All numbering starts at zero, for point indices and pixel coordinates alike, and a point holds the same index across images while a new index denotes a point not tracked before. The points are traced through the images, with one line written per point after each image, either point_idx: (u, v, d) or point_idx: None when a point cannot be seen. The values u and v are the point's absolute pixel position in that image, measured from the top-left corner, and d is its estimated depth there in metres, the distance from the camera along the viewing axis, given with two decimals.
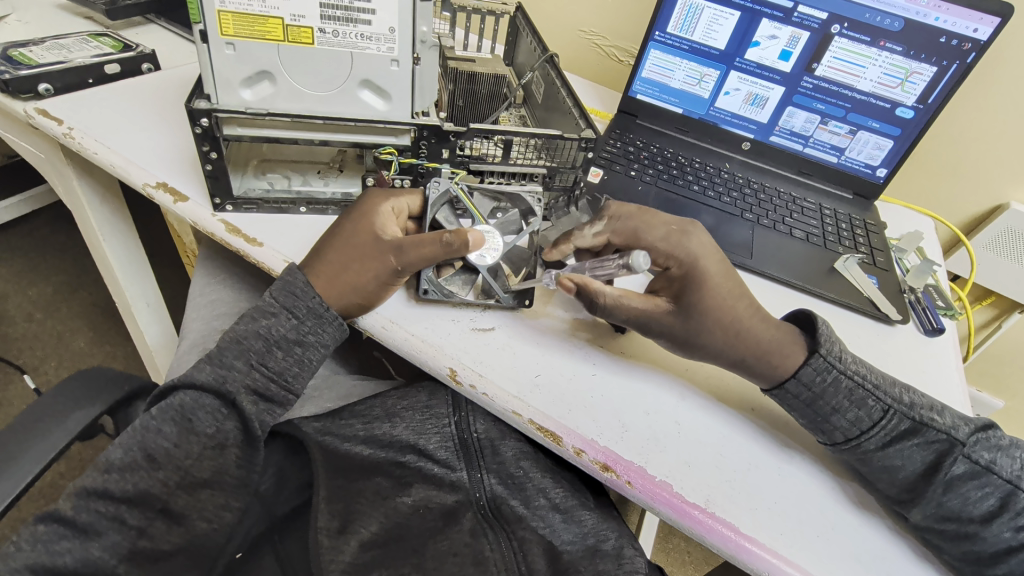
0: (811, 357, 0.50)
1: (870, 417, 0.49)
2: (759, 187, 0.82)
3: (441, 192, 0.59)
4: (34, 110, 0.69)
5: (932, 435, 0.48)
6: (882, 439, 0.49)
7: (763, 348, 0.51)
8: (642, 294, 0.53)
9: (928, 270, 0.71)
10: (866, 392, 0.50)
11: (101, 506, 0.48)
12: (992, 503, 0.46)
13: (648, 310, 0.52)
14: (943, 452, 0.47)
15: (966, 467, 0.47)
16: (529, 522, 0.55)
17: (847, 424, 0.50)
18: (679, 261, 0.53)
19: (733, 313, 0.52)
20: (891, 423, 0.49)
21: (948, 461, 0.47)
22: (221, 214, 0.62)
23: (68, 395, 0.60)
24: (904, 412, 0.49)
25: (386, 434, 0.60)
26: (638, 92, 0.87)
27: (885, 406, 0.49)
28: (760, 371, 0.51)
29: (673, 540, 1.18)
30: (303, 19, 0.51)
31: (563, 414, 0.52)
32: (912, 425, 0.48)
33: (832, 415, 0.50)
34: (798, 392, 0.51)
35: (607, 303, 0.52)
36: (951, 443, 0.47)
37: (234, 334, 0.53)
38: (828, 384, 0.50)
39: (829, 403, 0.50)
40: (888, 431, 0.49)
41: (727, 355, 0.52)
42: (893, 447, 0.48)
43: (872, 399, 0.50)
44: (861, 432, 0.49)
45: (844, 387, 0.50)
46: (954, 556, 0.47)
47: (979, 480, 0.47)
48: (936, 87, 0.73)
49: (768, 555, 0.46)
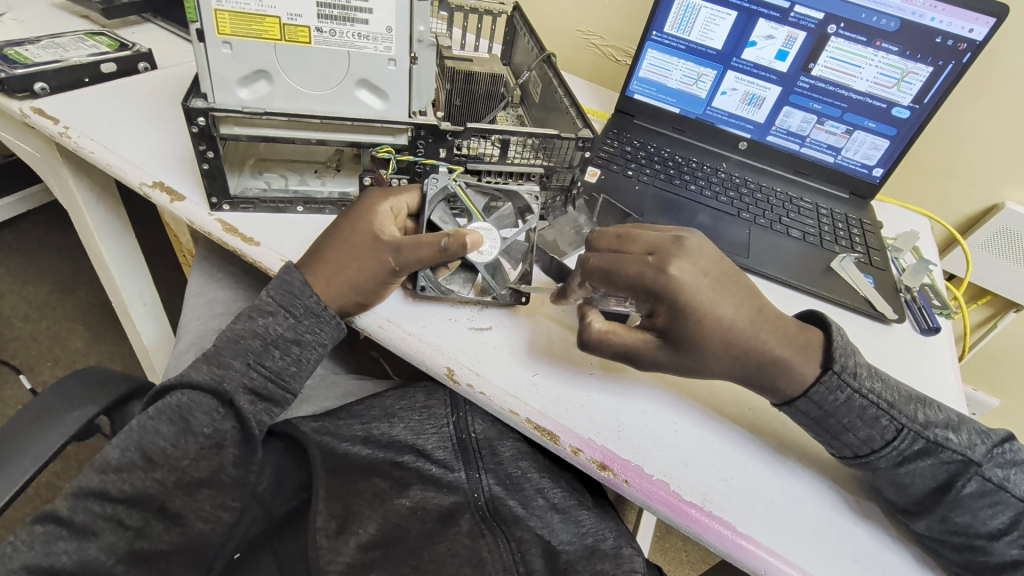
0: (824, 374, 0.50)
1: (883, 437, 0.49)
2: (756, 187, 0.82)
3: (439, 188, 0.58)
4: (29, 109, 0.69)
5: (947, 456, 0.47)
6: (894, 459, 0.49)
7: (771, 358, 0.50)
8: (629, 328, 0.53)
9: (923, 270, 0.73)
10: (880, 412, 0.49)
11: (97, 506, 0.48)
12: (1002, 521, 0.46)
13: (635, 348, 0.52)
14: (956, 472, 0.47)
15: (978, 485, 0.46)
16: (526, 523, 0.56)
17: (859, 441, 0.50)
18: (655, 293, 0.50)
19: (734, 322, 0.50)
20: (904, 443, 0.48)
21: (960, 480, 0.47)
22: (218, 214, 0.62)
23: (64, 396, 0.60)
24: (918, 432, 0.48)
25: (385, 435, 0.60)
26: (635, 92, 0.87)
27: (898, 426, 0.49)
28: (773, 387, 0.51)
29: (671, 539, 1.18)
30: (300, 18, 0.51)
31: (559, 413, 0.52)
32: (925, 445, 0.48)
33: (842, 433, 0.50)
34: (808, 410, 0.51)
35: (593, 338, 0.53)
36: (966, 463, 0.47)
37: (232, 334, 0.53)
38: (841, 403, 0.49)
39: (840, 421, 0.50)
40: (900, 451, 0.48)
41: (727, 368, 0.51)
42: (904, 468, 0.48)
43: (886, 419, 0.49)
44: (872, 450, 0.49)
45: (858, 406, 0.49)
46: (955, 562, 0.47)
47: (990, 498, 0.46)
48: (932, 88, 0.73)
49: (765, 555, 0.46)
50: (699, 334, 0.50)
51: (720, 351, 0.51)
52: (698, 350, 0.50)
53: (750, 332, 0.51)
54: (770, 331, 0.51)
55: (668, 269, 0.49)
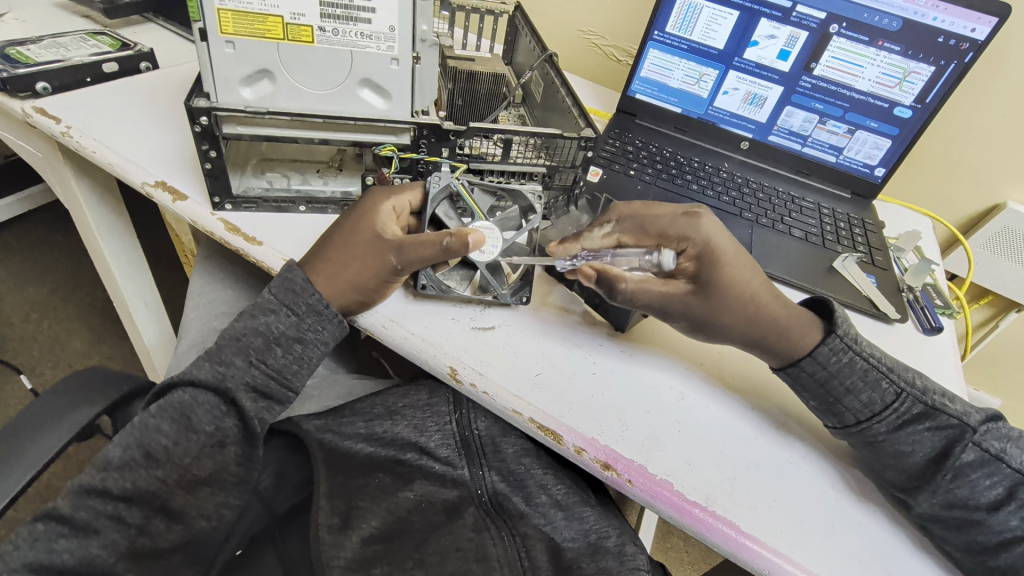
0: (828, 337, 0.51)
1: (883, 400, 0.50)
2: (758, 187, 0.82)
3: (442, 186, 0.58)
4: (32, 109, 0.69)
5: (944, 421, 0.48)
6: (895, 422, 0.49)
7: (781, 326, 0.52)
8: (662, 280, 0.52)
9: (926, 270, 0.72)
10: (880, 374, 0.50)
11: (98, 504, 0.48)
12: (999, 492, 0.46)
13: (669, 295, 0.51)
14: (953, 439, 0.48)
15: (976, 454, 0.47)
16: (530, 519, 0.55)
17: (860, 406, 0.50)
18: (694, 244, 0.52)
19: (746, 306, 0.52)
20: (904, 406, 0.49)
21: (958, 447, 0.47)
22: (221, 213, 0.62)
23: (67, 395, 0.60)
24: (918, 396, 0.49)
25: (387, 432, 0.60)
26: (637, 92, 0.87)
27: (899, 389, 0.50)
28: (777, 350, 0.52)
29: (672, 540, 1.19)
30: (303, 17, 0.51)
31: (562, 413, 0.52)
32: (924, 409, 0.49)
33: (845, 396, 0.51)
34: (813, 371, 0.51)
35: (629, 288, 0.51)
36: (962, 429, 0.48)
37: (234, 331, 0.53)
38: (843, 364, 0.51)
39: (843, 383, 0.51)
40: (900, 414, 0.49)
41: (738, 334, 0.53)
42: (903, 432, 0.49)
43: (886, 381, 0.50)
44: (873, 414, 0.50)
45: (859, 368, 0.51)
46: (957, 546, 0.47)
47: (988, 469, 0.47)
48: (935, 87, 0.73)
49: (768, 554, 0.46)
50: (705, 312, 0.52)
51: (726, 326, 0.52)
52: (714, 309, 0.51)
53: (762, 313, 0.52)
54: (779, 303, 0.53)
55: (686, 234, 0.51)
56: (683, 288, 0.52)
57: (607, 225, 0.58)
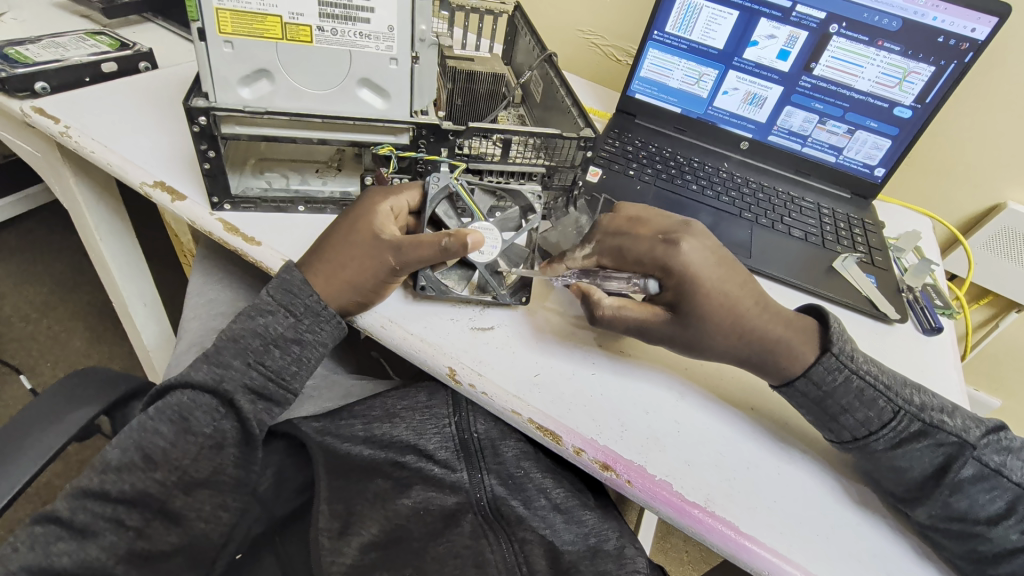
0: (823, 355, 0.51)
1: (880, 418, 0.49)
2: (758, 187, 0.82)
3: (441, 187, 0.58)
4: (30, 108, 0.69)
5: (942, 438, 0.48)
6: (891, 440, 0.49)
7: (771, 346, 0.51)
8: (638, 305, 0.54)
9: (926, 270, 0.72)
10: (877, 393, 0.50)
11: (96, 506, 0.48)
12: (1000, 506, 0.46)
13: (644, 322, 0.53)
14: (952, 456, 0.47)
15: (975, 469, 0.47)
16: (529, 523, 0.54)
17: (856, 423, 0.50)
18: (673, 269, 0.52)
19: (738, 310, 0.52)
20: (901, 424, 0.49)
21: (957, 463, 0.47)
22: (219, 213, 0.62)
23: (65, 396, 0.60)
24: (914, 414, 0.49)
25: (386, 435, 0.59)
26: (636, 91, 0.87)
27: (896, 407, 0.49)
28: (770, 368, 0.52)
29: (672, 539, 1.18)
30: (302, 17, 0.51)
31: (562, 413, 0.52)
32: (922, 426, 0.48)
33: (841, 414, 0.50)
34: (807, 391, 0.51)
35: (606, 313, 0.54)
36: (961, 445, 0.47)
37: (230, 333, 0.53)
38: (838, 384, 0.50)
39: (838, 403, 0.50)
40: (897, 432, 0.49)
41: (731, 350, 0.53)
42: (900, 449, 0.49)
43: (883, 400, 0.50)
44: (869, 432, 0.50)
45: (855, 387, 0.50)
46: (955, 553, 0.47)
47: (988, 483, 0.47)
48: (934, 87, 0.73)
49: (768, 555, 0.45)
50: (701, 319, 0.51)
51: (723, 332, 0.52)
52: (706, 327, 0.52)
53: (758, 317, 0.52)
54: (773, 318, 0.52)
55: (673, 254, 0.52)
56: (663, 314, 0.53)
57: (588, 244, 0.57)
